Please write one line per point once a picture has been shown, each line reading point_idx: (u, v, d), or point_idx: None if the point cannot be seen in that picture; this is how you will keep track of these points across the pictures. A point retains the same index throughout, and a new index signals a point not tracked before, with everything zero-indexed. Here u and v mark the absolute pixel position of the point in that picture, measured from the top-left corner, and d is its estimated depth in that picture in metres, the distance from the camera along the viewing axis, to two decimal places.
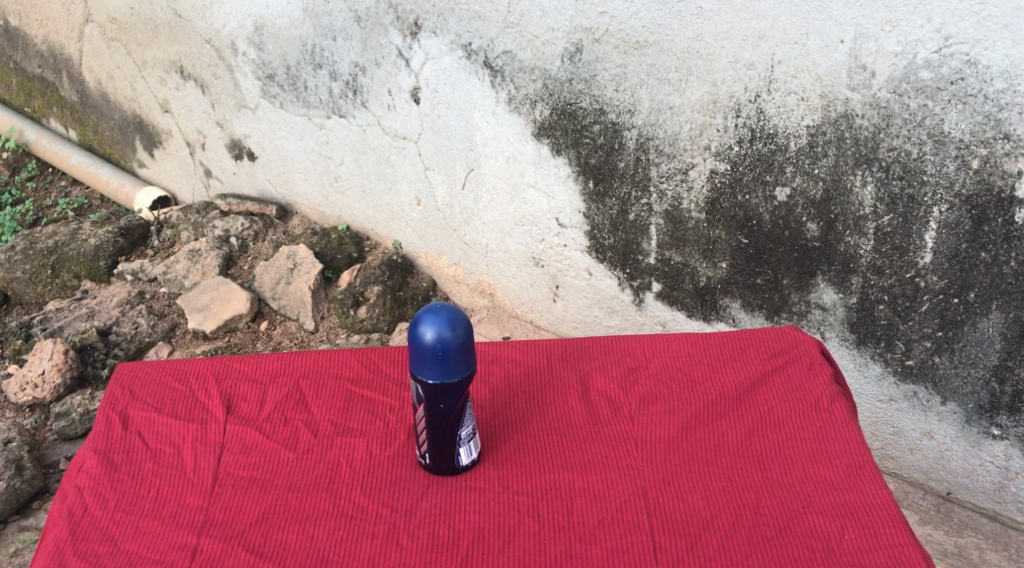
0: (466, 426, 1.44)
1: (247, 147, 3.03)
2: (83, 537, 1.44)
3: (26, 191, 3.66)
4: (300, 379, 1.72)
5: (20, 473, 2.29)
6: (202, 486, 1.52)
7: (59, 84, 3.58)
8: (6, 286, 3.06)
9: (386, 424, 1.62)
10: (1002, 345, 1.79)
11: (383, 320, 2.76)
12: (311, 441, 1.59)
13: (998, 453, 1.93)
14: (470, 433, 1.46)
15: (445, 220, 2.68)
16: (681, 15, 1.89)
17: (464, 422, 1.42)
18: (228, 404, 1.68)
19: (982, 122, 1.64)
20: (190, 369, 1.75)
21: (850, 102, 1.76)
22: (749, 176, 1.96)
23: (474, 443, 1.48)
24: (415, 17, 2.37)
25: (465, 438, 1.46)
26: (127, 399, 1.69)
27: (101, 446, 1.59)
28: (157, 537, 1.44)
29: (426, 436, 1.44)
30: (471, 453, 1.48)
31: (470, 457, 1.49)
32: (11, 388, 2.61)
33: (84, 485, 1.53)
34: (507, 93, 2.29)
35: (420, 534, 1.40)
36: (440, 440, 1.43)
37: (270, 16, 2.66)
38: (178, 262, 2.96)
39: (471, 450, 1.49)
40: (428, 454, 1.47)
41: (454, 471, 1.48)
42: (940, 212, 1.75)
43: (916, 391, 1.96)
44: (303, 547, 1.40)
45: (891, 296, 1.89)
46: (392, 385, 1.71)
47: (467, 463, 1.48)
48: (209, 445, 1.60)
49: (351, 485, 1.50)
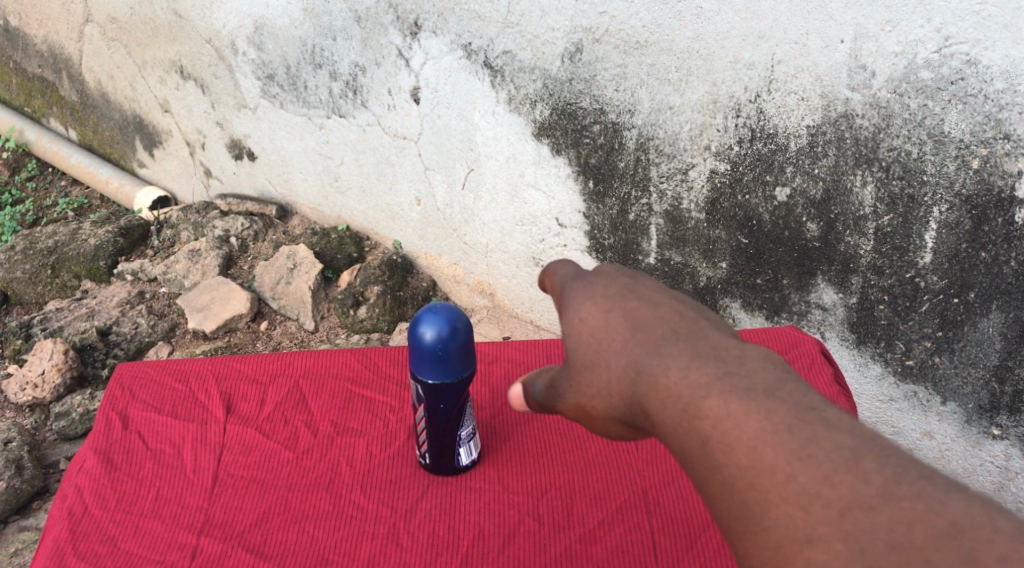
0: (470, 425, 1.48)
1: (247, 147, 3.03)
2: (83, 537, 1.48)
3: (26, 191, 3.67)
4: (300, 380, 1.79)
5: (20, 473, 2.30)
6: (202, 486, 1.56)
7: (59, 84, 3.58)
8: (6, 286, 3.06)
9: (385, 425, 1.68)
10: (1002, 345, 1.79)
11: (383, 320, 2.75)
12: (310, 441, 1.64)
13: (998, 454, 1.92)
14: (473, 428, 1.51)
15: (445, 220, 2.68)
16: (681, 15, 1.89)
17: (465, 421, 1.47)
18: (229, 404, 1.74)
19: (982, 122, 1.63)
20: (191, 369, 1.82)
21: (850, 102, 1.76)
22: (749, 176, 1.96)
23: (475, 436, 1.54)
24: (415, 17, 2.36)
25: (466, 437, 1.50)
26: (128, 399, 1.75)
27: (101, 446, 1.64)
28: (157, 537, 1.48)
29: (426, 436, 1.47)
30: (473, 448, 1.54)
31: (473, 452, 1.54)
32: (12, 388, 2.60)
33: (83, 485, 1.57)
34: (507, 93, 2.29)
35: (420, 535, 1.44)
36: (441, 440, 1.46)
37: (269, 16, 2.65)
38: (178, 262, 2.97)
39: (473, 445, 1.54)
40: (429, 454, 1.50)
41: (455, 470, 1.52)
42: (940, 212, 1.75)
43: (916, 391, 1.96)
44: (302, 547, 1.44)
45: (891, 295, 1.89)
46: (392, 385, 1.77)
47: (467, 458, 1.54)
48: (209, 444, 1.65)
49: (350, 485, 1.55)
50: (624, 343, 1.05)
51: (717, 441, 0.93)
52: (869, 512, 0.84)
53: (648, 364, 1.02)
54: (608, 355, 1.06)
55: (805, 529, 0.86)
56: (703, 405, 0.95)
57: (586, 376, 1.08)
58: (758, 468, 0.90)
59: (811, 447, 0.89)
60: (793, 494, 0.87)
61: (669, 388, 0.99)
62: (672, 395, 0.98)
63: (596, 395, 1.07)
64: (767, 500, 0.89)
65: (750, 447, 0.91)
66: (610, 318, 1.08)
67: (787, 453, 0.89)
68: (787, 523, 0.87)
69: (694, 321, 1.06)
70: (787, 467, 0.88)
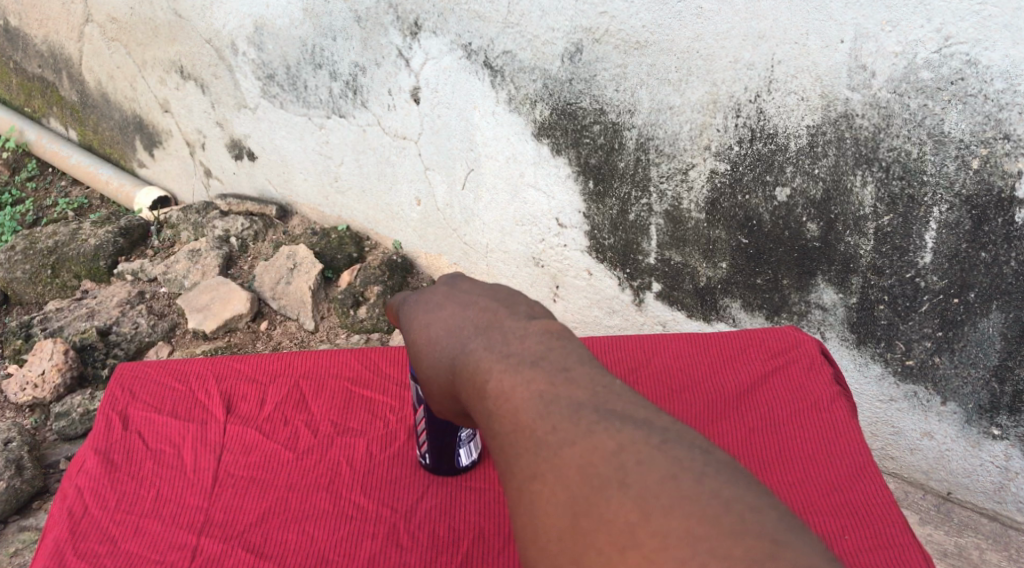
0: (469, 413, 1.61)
1: (247, 147, 3.03)
2: (83, 537, 1.52)
3: (26, 191, 3.67)
4: (300, 380, 1.84)
5: (20, 473, 2.30)
6: (202, 486, 1.61)
7: (59, 84, 3.59)
8: (6, 286, 3.06)
9: (385, 425, 1.73)
10: (1002, 345, 1.79)
11: (383, 320, 2.76)
12: (311, 441, 1.69)
13: (998, 453, 1.92)
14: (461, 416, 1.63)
15: (445, 220, 2.68)
16: (681, 15, 1.89)
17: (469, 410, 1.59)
18: (229, 405, 1.79)
19: (982, 122, 1.63)
20: (190, 369, 1.87)
21: (850, 102, 1.76)
22: (749, 176, 1.96)
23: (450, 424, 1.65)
24: (415, 17, 2.36)
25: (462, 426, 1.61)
26: (128, 399, 1.80)
27: (102, 446, 1.69)
28: (157, 537, 1.51)
29: (426, 437, 1.55)
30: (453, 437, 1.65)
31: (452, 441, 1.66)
32: (12, 388, 2.60)
33: (83, 485, 1.62)
34: (506, 93, 2.29)
35: (420, 535, 1.49)
36: (440, 442, 1.54)
37: (269, 16, 2.65)
38: (178, 262, 2.97)
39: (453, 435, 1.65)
40: (429, 455, 1.58)
41: (454, 471, 1.59)
42: (939, 212, 1.75)
43: (916, 391, 1.96)
44: (302, 547, 1.48)
45: (891, 296, 1.89)
46: (392, 385, 1.82)
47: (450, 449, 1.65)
48: (209, 444, 1.70)
49: (351, 485, 1.59)
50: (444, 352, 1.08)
51: (497, 418, 0.96)
52: (605, 490, 0.85)
53: (463, 361, 1.05)
54: (428, 361, 1.10)
55: (547, 501, 0.87)
56: (489, 391, 0.99)
57: (428, 379, 1.12)
58: (521, 445, 0.92)
59: (570, 426, 0.90)
60: (545, 471, 0.89)
61: (467, 381, 1.03)
62: (473, 386, 1.02)
63: (436, 395, 1.11)
64: (524, 478, 0.90)
65: (522, 425, 0.93)
66: (427, 322, 1.13)
67: (548, 433, 0.91)
68: (534, 497, 0.88)
69: (499, 314, 1.09)
70: (546, 447, 0.90)
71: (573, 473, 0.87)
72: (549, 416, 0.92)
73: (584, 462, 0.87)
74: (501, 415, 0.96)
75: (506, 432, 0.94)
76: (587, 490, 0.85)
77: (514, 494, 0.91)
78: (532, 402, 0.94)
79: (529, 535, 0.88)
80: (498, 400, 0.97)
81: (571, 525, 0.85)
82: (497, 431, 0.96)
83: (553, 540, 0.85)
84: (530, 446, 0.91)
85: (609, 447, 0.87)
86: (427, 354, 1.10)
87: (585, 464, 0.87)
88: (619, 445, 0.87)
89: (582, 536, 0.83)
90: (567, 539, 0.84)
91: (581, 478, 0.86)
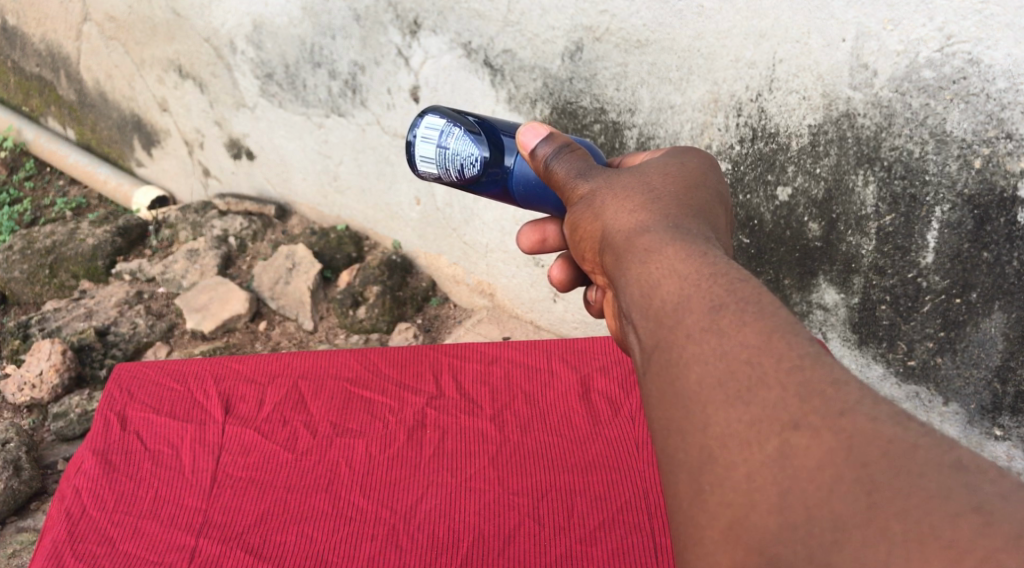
0: (485, 145, 1.25)
1: (246, 146, 3.02)
2: (81, 538, 1.55)
3: (24, 191, 3.67)
4: (300, 380, 1.86)
5: (19, 474, 2.29)
6: (201, 486, 1.64)
7: (57, 83, 3.57)
8: (5, 286, 3.04)
9: (385, 425, 1.75)
10: (1005, 346, 1.76)
11: (383, 320, 2.74)
12: (310, 442, 1.72)
13: (1000, 454, 1.87)
14: (453, 164, 1.25)
15: (445, 219, 2.67)
16: (682, 14, 1.88)
17: (495, 145, 1.26)
18: (228, 405, 1.81)
19: (984, 121, 1.60)
20: (188, 370, 1.90)
21: (852, 102, 1.74)
22: (749, 176, 1.96)
23: (434, 180, 1.31)
24: (415, 15, 2.35)
25: (464, 132, 1.25)
26: (125, 399, 1.83)
27: (100, 447, 1.72)
28: (156, 537, 1.54)
29: (470, 144, 1.24)
30: (420, 158, 1.28)
31: (416, 150, 1.28)
32: (11, 388, 2.58)
33: (82, 485, 1.65)
34: (506, 92, 2.28)
35: (420, 536, 1.52)
36: (463, 150, 1.24)
37: (269, 14, 2.63)
38: (177, 262, 3.00)
39: (422, 159, 1.27)
40: (448, 133, 1.25)
41: (418, 140, 1.27)
42: (941, 212, 1.73)
43: (918, 391, 1.92)
44: (302, 548, 1.51)
45: (892, 296, 1.87)
46: (392, 385, 1.85)
47: (415, 139, 1.27)
48: (208, 444, 1.72)
49: (350, 485, 1.63)
50: (681, 209, 0.94)
51: (734, 325, 0.76)
52: (923, 489, 0.64)
53: (695, 232, 0.89)
54: (664, 195, 0.97)
55: (812, 466, 0.68)
56: (742, 281, 0.81)
57: (617, 210, 0.96)
58: (781, 385, 0.72)
59: (862, 398, 0.70)
60: (817, 430, 0.68)
61: (701, 248, 0.86)
62: (694, 253, 0.85)
63: (630, 215, 0.95)
64: (782, 427, 0.70)
65: (778, 357, 0.73)
66: (701, 192, 0.99)
67: (828, 388, 0.70)
68: (791, 458, 0.69)
69: None
70: (825, 406, 0.69)
71: (868, 452, 0.66)
72: (828, 369, 0.72)
73: (889, 449, 0.66)
74: (741, 326, 0.76)
75: (747, 351, 0.74)
76: (887, 480, 0.65)
77: (753, 436, 0.71)
78: (801, 343, 0.74)
79: (772, 495, 0.69)
80: (745, 305, 0.78)
81: (856, 514, 0.65)
82: (732, 338, 0.76)
83: (820, 522, 0.66)
84: (793, 393, 0.71)
85: (927, 444, 0.66)
86: (663, 187, 0.98)
87: (892, 451, 0.66)
88: (939, 448, 0.66)
89: (878, 537, 0.63)
90: (846, 531, 0.65)
91: (883, 465, 0.65)
